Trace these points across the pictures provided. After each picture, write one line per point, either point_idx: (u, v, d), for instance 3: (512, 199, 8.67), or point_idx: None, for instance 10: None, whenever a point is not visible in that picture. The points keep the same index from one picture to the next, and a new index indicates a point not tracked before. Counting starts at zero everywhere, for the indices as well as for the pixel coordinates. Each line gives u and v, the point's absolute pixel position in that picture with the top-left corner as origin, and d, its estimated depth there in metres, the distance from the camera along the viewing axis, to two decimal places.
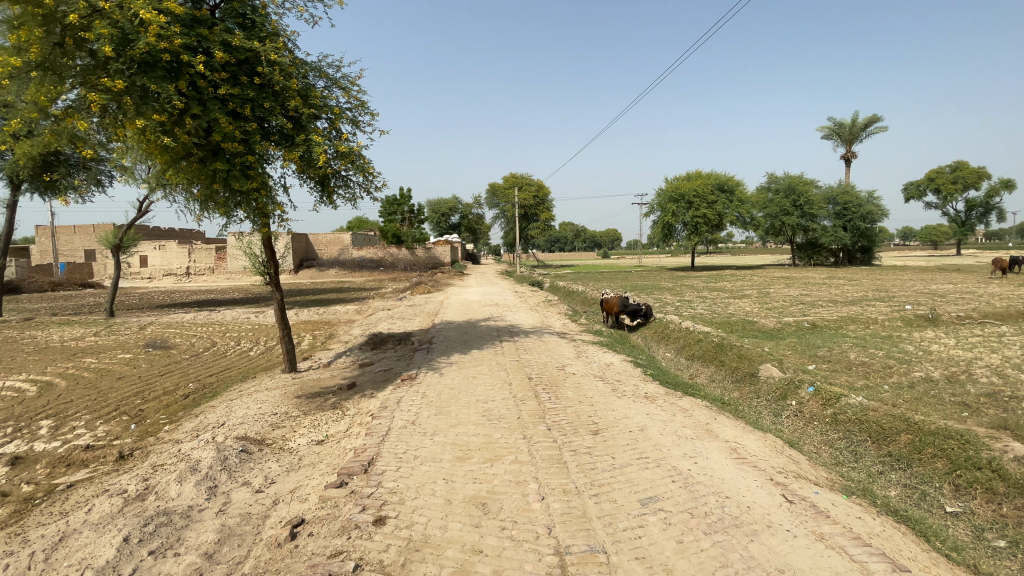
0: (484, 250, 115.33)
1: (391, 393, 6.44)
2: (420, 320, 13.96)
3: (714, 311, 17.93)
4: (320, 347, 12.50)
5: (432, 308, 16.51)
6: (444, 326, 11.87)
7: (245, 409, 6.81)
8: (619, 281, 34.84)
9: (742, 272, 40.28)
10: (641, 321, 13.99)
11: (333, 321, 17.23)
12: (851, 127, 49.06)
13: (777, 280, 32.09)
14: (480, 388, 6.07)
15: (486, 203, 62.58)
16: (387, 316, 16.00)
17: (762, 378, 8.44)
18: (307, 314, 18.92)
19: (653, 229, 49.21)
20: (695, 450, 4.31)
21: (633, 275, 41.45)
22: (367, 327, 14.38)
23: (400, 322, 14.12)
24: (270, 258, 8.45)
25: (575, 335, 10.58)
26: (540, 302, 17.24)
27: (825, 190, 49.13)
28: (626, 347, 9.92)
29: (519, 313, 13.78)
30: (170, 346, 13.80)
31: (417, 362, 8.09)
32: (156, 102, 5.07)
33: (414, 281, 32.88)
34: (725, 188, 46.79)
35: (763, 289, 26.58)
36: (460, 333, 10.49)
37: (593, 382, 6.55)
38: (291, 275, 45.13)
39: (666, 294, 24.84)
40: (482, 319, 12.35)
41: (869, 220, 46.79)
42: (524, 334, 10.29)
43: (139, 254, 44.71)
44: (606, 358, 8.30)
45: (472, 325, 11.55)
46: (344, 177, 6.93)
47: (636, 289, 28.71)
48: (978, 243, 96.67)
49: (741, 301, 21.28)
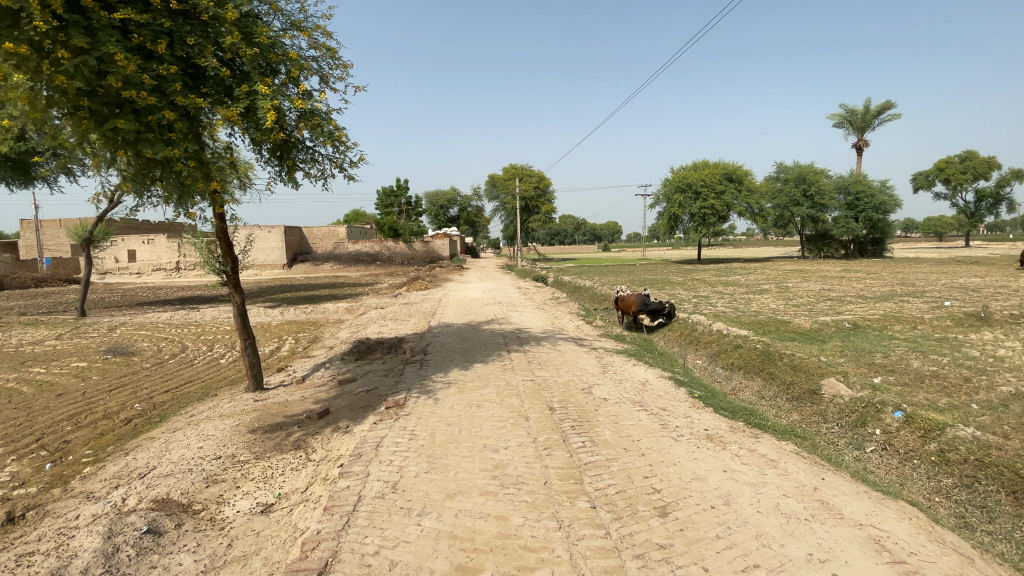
0: (484, 243, 113.52)
1: (369, 429, 4.90)
2: (414, 321, 12.40)
3: (737, 309, 16.37)
4: (301, 353, 10.96)
5: (429, 306, 14.94)
6: (442, 329, 10.32)
7: (184, 449, 5.27)
8: (626, 275, 33.24)
9: (751, 265, 38.75)
10: (662, 321, 12.49)
11: (321, 321, 15.67)
12: (864, 115, 47.34)
13: (793, 274, 30.55)
14: (488, 426, 4.52)
15: (485, 194, 60.77)
16: (380, 317, 14.42)
17: (827, 397, 6.92)
18: (292, 313, 17.35)
19: (658, 221, 47.59)
20: (824, 547, 2.83)
21: (639, 269, 39.92)
22: (356, 330, 12.81)
23: (394, 324, 12.57)
24: (227, 252, 6.86)
25: (595, 341, 9.04)
26: (547, 300, 15.66)
27: (835, 180, 47.43)
28: (657, 357, 8.40)
29: (525, 313, 12.22)
30: (134, 351, 12.28)
31: (408, 380, 6.54)
32: (17, 27, 3.60)
33: (411, 276, 31.29)
34: (734, 178, 45.09)
35: (781, 283, 24.97)
36: (460, 339, 8.95)
37: (634, 412, 5.04)
38: (285, 270, 43.54)
39: (679, 289, 23.27)
40: (485, 322, 10.80)
41: (882, 210, 45.17)
42: (536, 339, 8.75)
43: (126, 248, 43.03)
44: (639, 373, 6.79)
45: (474, 329, 10.00)
46: (308, 149, 5.44)
47: (645, 284, 27.14)
48: (983, 235, 95.17)
49: (763, 297, 19.72)
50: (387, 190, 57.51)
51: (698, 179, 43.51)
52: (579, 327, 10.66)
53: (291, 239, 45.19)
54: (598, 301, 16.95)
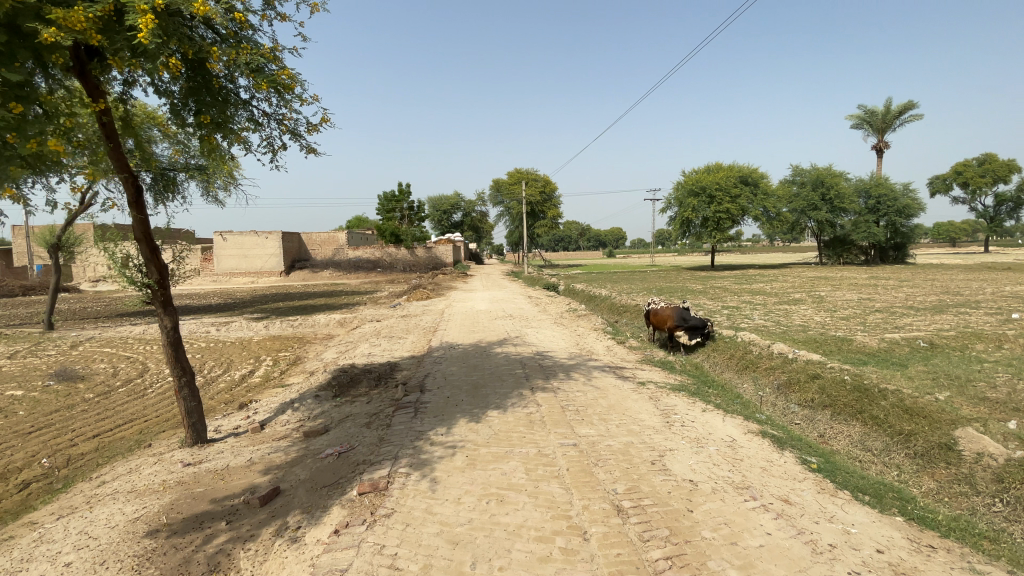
0: (487, 249, 111.77)
1: (326, 543, 3.04)
2: (413, 339, 10.54)
3: (780, 322, 14.43)
4: (274, 380, 9.12)
5: (430, 320, 13.09)
6: (445, 351, 8.44)
7: (44, 564, 3.40)
8: (639, 282, 31.39)
9: (771, 272, 36.73)
10: (701, 340, 10.64)
11: (308, 337, 13.82)
12: (884, 115, 45.42)
13: (818, 281, 28.69)
14: (524, 555, 2.67)
15: (490, 199, 59.10)
16: (375, 333, 12.57)
17: (973, 460, 5.05)
18: (277, 326, 15.56)
19: (670, 225, 45.75)
20: None
21: (651, 275, 38.18)
22: (345, 349, 10.97)
23: (390, 342, 10.71)
24: (152, 257, 4.98)
25: (639, 370, 7.17)
26: (565, 313, 13.76)
27: (854, 182, 45.53)
28: (723, 395, 6.50)
29: (544, 330, 10.33)
30: (83, 376, 10.46)
31: (397, 435, 4.68)
32: None
33: (412, 284, 29.50)
34: (749, 181, 43.19)
35: (812, 292, 23.03)
36: (468, 367, 7.07)
37: (749, 512, 3.18)
38: (282, 277, 41.92)
39: (704, 298, 21.33)
40: (498, 341, 8.95)
41: (905, 214, 43.25)
42: (564, 367, 6.88)
43: None
44: (717, 425, 4.91)
45: (485, 352, 8.14)
46: (239, 102, 4.15)
47: (664, 292, 25.22)
48: (1000, 240, 92.67)
49: (800, 307, 17.79)
50: (389, 194, 55.86)
51: (712, 182, 41.55)
52: (611, 349, 8.77)
53: (289, 245, 43.58)
54: (620, 314, 15.10)
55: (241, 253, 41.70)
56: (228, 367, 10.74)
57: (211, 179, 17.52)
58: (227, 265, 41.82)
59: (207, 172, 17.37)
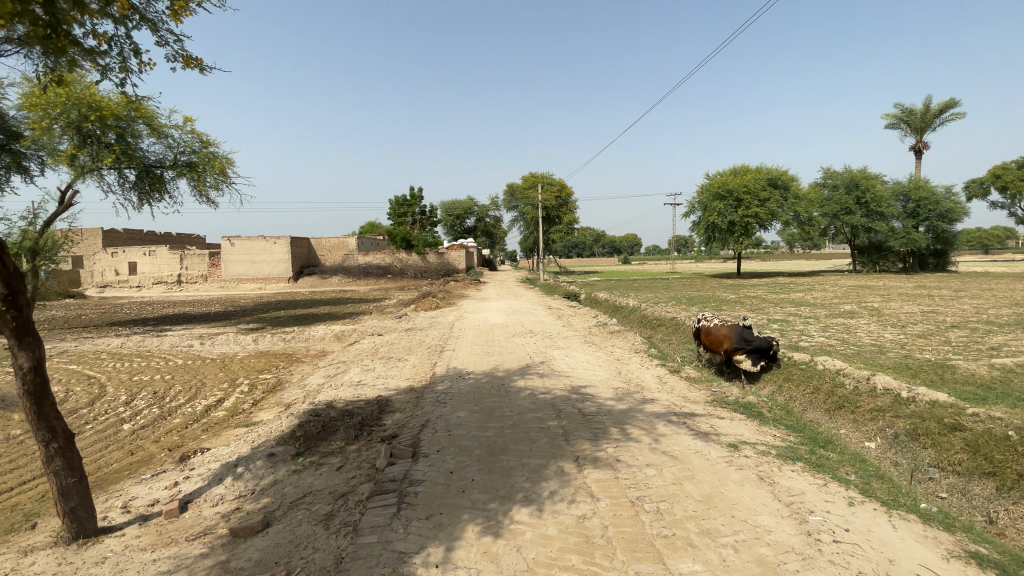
0: (501, 256, 110.01)
1: None
2: (415, 360, 8.66)
3: (846, 341, 12.27)
4: (241, 414, 7.33)
5: (438, 336, 11.25)
6: (453, 383, 6.57)
7: None
8: (664, 290, 29.21)
9: (804, 279, 34.40)
10: (765, 366, 8.69)
11: (298, 353, 12.04)
12: (922, 114, 42.85)
13: (862, 291, 26.35)
14: None
15: (504, 204, 57.42)
16: (373, 350, 10.76)
17: None
18: (268, 339, 13.86)
19: (694, 231, 43.55)
20: None
21: (674, 283, 36.05)
22: (336, 371, 9.16)
23: (388, 362, 8.86)
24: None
25: (716, 420, 5.22)
26: (594, 328, 11.78)
27: (890, 185, 42.97)
28: (850, 466, 4.49)
29: (574, 353, 8.40)
30: (26, 402, 8.80)
31: (361, 554, 2.81)
32: None
33: (423, 292, 27.90)
34: (778, 184, 40.90)
35: (862, 303, 20.71)
36: (483, 411, 5.18)
37: None
38: (291, 283, 40.60)
39: (744, 310, 19.19)
40: (519, 368, 7.04)
41: (947, 219, 40.54)
42: (615, 415, 4.95)
43: (128, 261, 42.31)
44: (895, 546, 2.96)
45: (504, 384, 6.26)
46: None
47: (695, 301, 23.14)
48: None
49: (859, 322, 15.56)
50: (401, 199, 54.48)
51: (739, 185, 39.22)
52: (667, 383, 6.79)
53: (299, 251, 42.28)
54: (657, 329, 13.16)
55: (249, 259, 40.50)
56: (197, 393, 9.01)
57: (200, 178, 16.16)
58: (235, 271, 40.62)
59: (195, 170, 16.07)
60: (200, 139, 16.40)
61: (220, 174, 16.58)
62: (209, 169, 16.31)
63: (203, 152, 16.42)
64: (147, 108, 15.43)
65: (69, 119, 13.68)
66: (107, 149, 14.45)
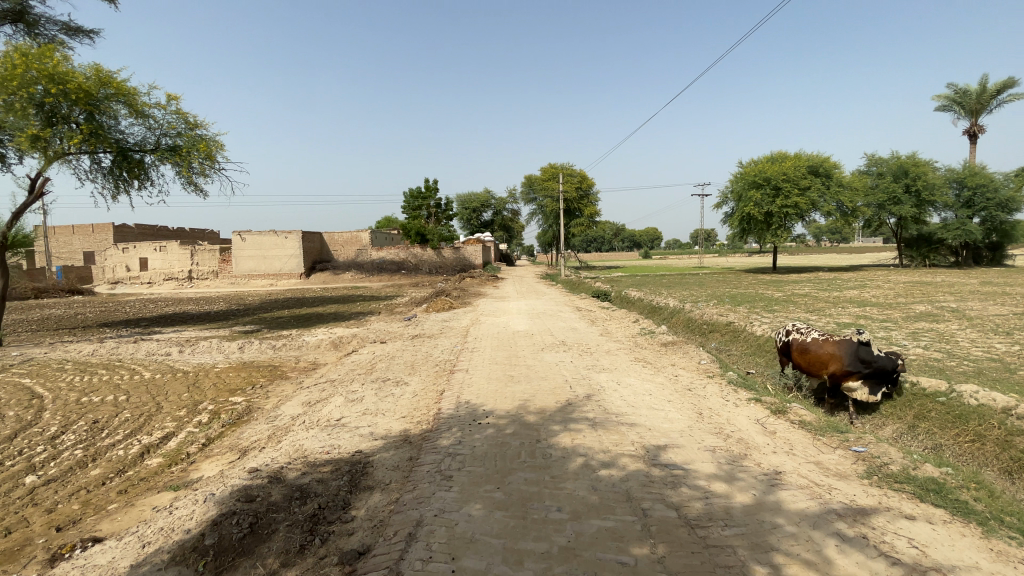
0: (518, 250, 107.69)
1: None
2: (416, 385, 6.61)
3: (953, 355, 9.85)
4: (178, 467, 5.37)
5: (450, 346, 9.21)
6: (464, 434, 4.49)
7: None
8: (698, 288, 26.66)
9: (850, 276, 31.57)
10: (883, 395, 6.63)
11: (284, 366, 10.11)
12: (978, 95, 39.04)
13: (923, 288, 23.50)
14: None
15: (523, 197, 55.28)
16: (370, 365, 8.78)
17: None
18: (256, 347, 11.99)
19: (726, 223, 40.81)
20: None
21: (707, 279, 33.47)
22: (319, 396, 7.19)
23: (382, 385, 6.85)
24: None
25: (910, 529, 3.06)
26: (639, 336, 9.61)
27: (942, 172, 39.52)
28: None
29: (627, 378, 6.25)
30: None
31: None
32: None
33: (437, 289, 26.03)
34: (819, 171, 37.89)
35: (936, 303, 18.02)
36: (512, 506, 3.10)
37: None
38: (302, 280, 39.13)
39: (800, 310, 16.76)
40: (558, 409, 4.93)
41: (1007, 209, 37.05)
42: (744, 527, 2.83)
43: (139, 256, 41.17)
44: None
45: (541, 441, 4.14)
46: None
47: (739, 299, 20.69)
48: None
49: (950, 327, 13.03)
50: (416, 191, 52.66)
51: (778, 172, 36.41)
52: (778, 437, 4.63)
53: (310, 246, 40.81)
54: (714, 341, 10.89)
55: (260, 254, 39.12)
56: (145, 425, 7.10)
57: (185, 163, 14.25)
58: (246, 267, 39.38)
59: (178, 154, 14.18)
60: (186, 120, 14.58)
61: (207, 159, 14.60)
62: (194, 153, 14.35)
63: (189, 135, 14.51)
64: (125, 84, 13.76)
65: (30, 94, 12.23)
66: (77, 130, 12.92)
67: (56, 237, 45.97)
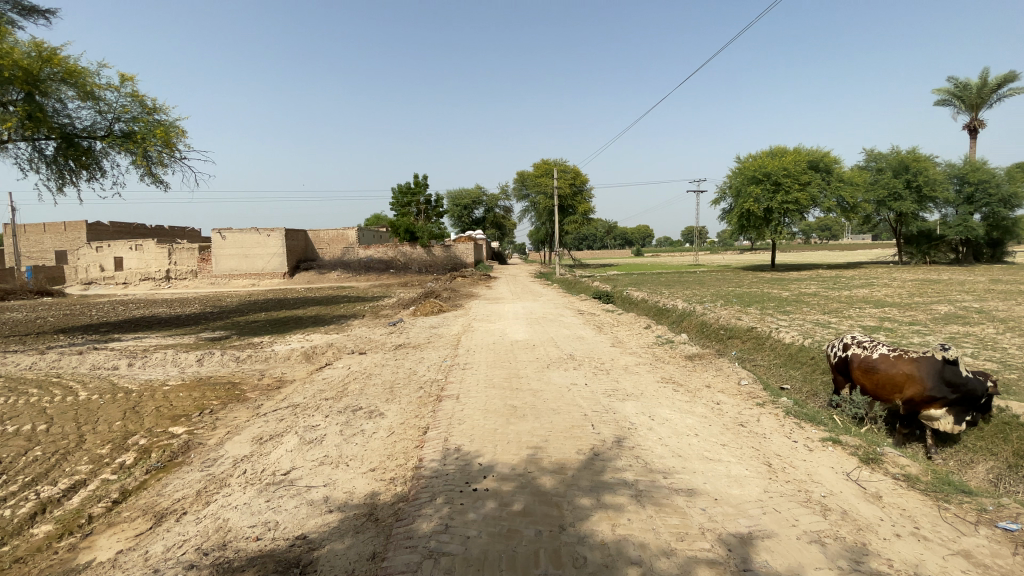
0: (510, 248, 106.24)
1: None
2: (393, 417, 5.25)
3: (1011, 366, 8.66)
4: (67, 544, 3.97)
5: (437, 360, 7.86)
6: (454, 509, 3.14)
7: None
8: (700, 287, 25.52)
9: (854, 274, 30.63)
10: (968, 425, 5.39)
11: (244, 383, 8.68)
12: (979, 89, 38.30)
13: (935, 287, 22.50)
14: None
15: (515, 193, 53.93)
16: (342, 383, 7.39)
17: None
18: (217, 358, 10.53)
19: (724, 220, 39.82)
20: None
21: (707, 277, 32.31)
22: (276, 428, 5.80)
23: (350, 415, 5.47)
24: None
25: None
26: (656, 346, 8.31)
27: (942, 167, 38.78)
28: None
29: (661, 409, 4.95)
30: None
31: None
32: None
33: (426, 289, 24.64)
34: (819, 166, 36.96)
35: (957, 303, 16.92)
36: None
37: None
38: (286, 279, 37.48)
39: (816, 312, 15.59)
40: (583, 464, 3.60)
41: (1009, 204, 36.34)
42: None
43: (114, 255, 39.25)
44: None
45: (568, 527, 2.81)
46: None
47: (747, 299, 19.52)
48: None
49: (987, 331, 11.89)
50: (405, 188, 51.11)
51: (779, 167, 35.39)
52: (891, 508, 3.35)
53: (294, 244, 39.16)
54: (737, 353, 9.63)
55: (241, 253, 37.44)
56: (54, 469, 5.66)
57: (140, 151, 12.65)
58: (226, 266, 37.65)
59: (132, 141, 12.59)
60: (142, 104, 13.00)
61: (166, 146, 13.01)
62: (151, 139, 12.75)
63: (145, 120, 12.92)
64: (69, 62, 12.18)
65: None
66: (12, 113, 11.34)
67: (26, 234, 43.83)
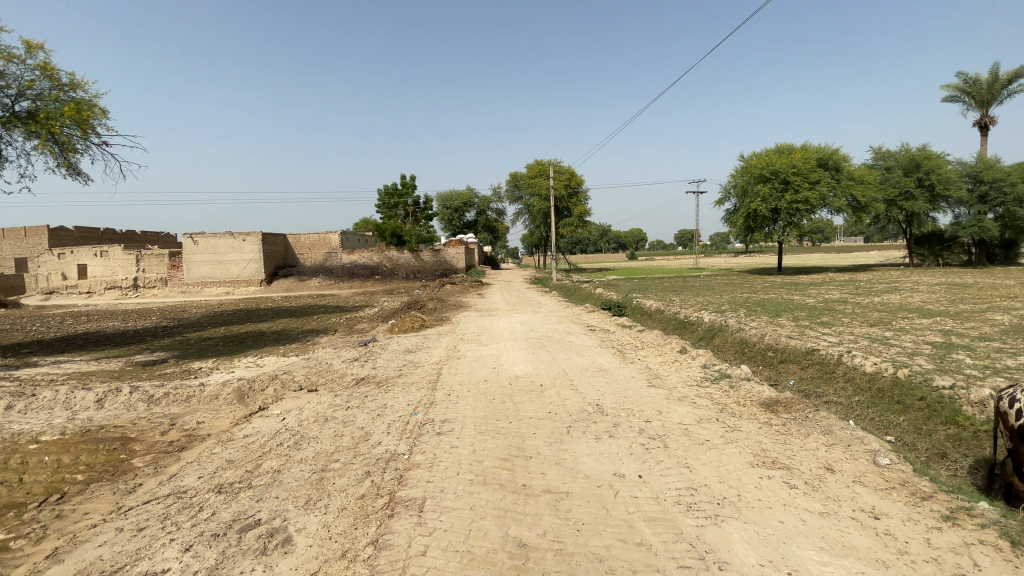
0: (501, 254, 103.51)
1: None
2: (301, 558, 2.88)
3: None
4: None
5: (405, 409, 5.53)
6: None
7: None
8: (711, 293, 23.40)
9: (873, 278, 28.58)
10: None
11: (142, 439, 6.28)
12: (991, 84, 36.63)
13: (972, 292, 20.42)
14: None
15: (508, 196, 51.75)
16: (264, 449, 5.03)
17: None
18: (127, 396, 8.11)
19: (727, 221, 37.86)
20: None
21: (715, 282, 30.19)
22: (119, 555, 3.44)
23: (231, 545, 3.10)
24: None
25: None
26: (710, 385, 6.04)
27: (954, 165, 37.04)
28: None
29: (797, 549, 2.65)
30: None
31: None
32: None
33: (411, 298, 22.28)
34: (827, 164, 35.06)
35: (1015, 312, 14.78)
36: None
37: None
38: (263, 287, 34.88)
39: (860, 324, 13.42)
40: None
41: None
42: None
43: (78, 263, 36.48)
44: None
45: None
46: None
47: (771, 307, 17.34)
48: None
49: None
50: (392, 189, 48.72)
51: (787, 164, 33.47)
52: None
53: (272, 249, 36.61)
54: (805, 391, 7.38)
55: (214, 259, 34.83)
56: None
57: (44, 132, 10.21)
58: (198, 273, 35.04)
59: (36, 120, 10.19)
60: (52, 78, 10.62)
61: (79, 127, 10.57)
62: (58, 118, 10.32)
63: (55, 96, 10.53)
64: None
65: None
66: None
67: None
